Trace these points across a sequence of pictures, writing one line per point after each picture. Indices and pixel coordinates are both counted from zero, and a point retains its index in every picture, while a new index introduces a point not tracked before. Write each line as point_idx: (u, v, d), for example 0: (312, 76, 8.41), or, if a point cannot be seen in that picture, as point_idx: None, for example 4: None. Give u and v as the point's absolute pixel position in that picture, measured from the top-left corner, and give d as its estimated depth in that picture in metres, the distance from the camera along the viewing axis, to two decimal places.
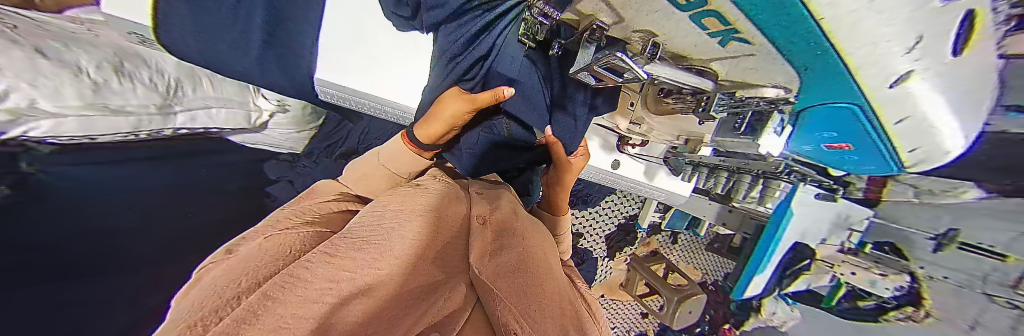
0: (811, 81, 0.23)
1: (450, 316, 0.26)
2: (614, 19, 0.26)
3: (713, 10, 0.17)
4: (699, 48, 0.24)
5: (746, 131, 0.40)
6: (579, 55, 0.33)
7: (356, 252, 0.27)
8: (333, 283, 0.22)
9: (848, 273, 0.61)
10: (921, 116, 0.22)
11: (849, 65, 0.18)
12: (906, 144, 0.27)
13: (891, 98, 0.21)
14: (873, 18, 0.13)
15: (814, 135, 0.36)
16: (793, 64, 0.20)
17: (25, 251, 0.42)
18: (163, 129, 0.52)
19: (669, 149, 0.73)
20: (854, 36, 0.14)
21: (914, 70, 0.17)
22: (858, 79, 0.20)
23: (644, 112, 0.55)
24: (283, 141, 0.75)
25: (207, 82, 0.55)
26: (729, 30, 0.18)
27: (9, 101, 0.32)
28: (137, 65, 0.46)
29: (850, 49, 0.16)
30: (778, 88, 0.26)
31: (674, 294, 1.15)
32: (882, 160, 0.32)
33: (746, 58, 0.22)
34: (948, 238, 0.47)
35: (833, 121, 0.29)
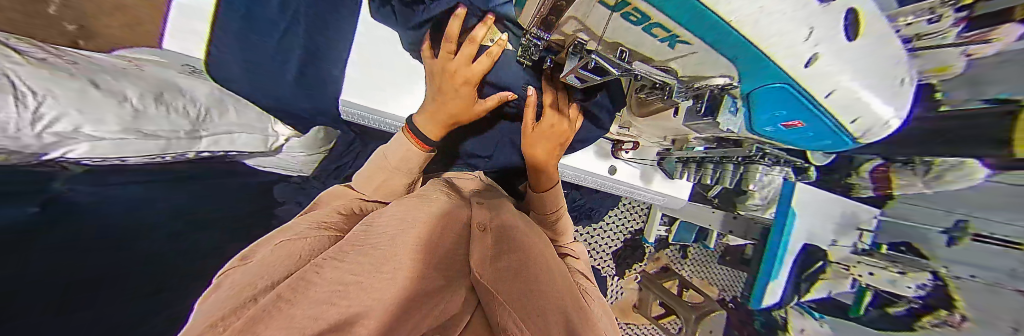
0: (745, 72, 0.25)
1: (450, 320, 0.27)
2: (589, 37, 0.31)
3: (655, 21, 0.21)
4: (655, 50, 0.28)
5: (705, 111, 0.39)
6: (567, 63, 0.37)
7: (362, 258, 0.29)
8: (343, 285, 0.23)
9: (866, 274, 0.60)
10: (846, 88, 0.22)
11: (763, 51, 0.19)
12: (845, 118, 0.26)
13: (811, 75, 0.21)
14: (768, 17, 0.16)
15: (765, 118, 0.33)
16: (726, 56, 0.22)
17: (82, 246, 0.36)
18: (187, 153, 0.52)
19: (660, 151, 0.76)
20: (761, 32, 0.17)
21: (818, 52, 0.19)
22: (777, 64, 0.20)
23: (631, 118, 0.61)
24: (295, 163, 0.76)
25: (232, 110, 0.59)
26: (672, 35, 0.23)
27: (60, 126, 0.35)
28: (174, 96, 0.50)
29: (763, 42, 0.18)
30: (725, 77, 0.28)
31: (691, 312, 1.09)
32: (838, 140, 0.31)
33: (691, 56, 0.26)
34: (959, 231, 0.50)
35: (776, 104, 0.28)
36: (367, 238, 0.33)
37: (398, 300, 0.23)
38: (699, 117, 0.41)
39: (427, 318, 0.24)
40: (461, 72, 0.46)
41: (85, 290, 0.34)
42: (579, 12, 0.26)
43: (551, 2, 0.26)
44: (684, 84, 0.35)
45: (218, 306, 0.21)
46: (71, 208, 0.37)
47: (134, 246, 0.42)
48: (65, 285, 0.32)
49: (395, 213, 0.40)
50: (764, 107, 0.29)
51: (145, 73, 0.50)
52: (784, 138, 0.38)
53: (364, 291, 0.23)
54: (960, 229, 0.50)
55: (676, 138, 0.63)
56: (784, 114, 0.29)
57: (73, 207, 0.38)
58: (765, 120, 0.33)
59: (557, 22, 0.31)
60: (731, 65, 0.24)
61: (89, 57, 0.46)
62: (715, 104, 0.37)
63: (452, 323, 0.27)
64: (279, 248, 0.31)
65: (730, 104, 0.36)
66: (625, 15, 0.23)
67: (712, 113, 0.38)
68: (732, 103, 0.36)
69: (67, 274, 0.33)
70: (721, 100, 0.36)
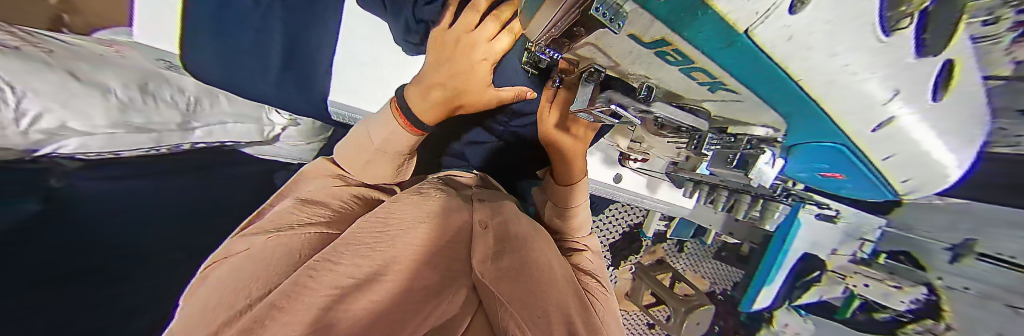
0: (793, 125, 0.22)
1: (449, 322, 0.28)
2: (610, 63, 0.27)
3: (698, 66, 0.18)
4: (690, 90, 0.25)
5: (737, 166, 0.32)
6: (579, 91, 0.34)
7: (360, 260, 0.28)
8: (337, 288, 0.24)
9: (861, 285, 0.61)
10: (912, 150, 0.21)
11: (829, 111, 0.17)
12: (898, 172, 0.25)
13: (879, 136, 0.20)
14: (850, 77, 0.13)
15: (799, 167, 0.32)
16: (778, 109, 0.20)
17: (83, 245, 0.36)
18: (182, 144, 0.52)
19: (669, 165, 0.71)
20: (835, 92, 0.14)
21: (894, 115, 0.17)
22: (841, 124, 0.18)
23: (644, 132, 0.56)
24: (293, 152, 0.75)
25: (224, 98, 0.58)
26: (715, 82, 0.19)
27: (44, 123, 0.34)
28: (160, 85, 0.49)
29: (833, 101, 0.15)
30: (766, 128, 0.26)
31: (681, 304, 1.13)
32: (877, 189, 0.30)
33: (737, 103, 0.23)
34: (966, 248, 0.48)
35: (820, 159, 0.27)
36: (370, 225, 0.33)
37: (389, 304, 0.25)
38: (729, 168, 0.34)
39: (427, 320, 0.26)
40: (478, 46, 0.39)
41: (92, 283, 0.35)
42: (601, 41, 0.23)
43: (566, 24, 0.23)
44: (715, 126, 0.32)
45: (203, 322, 0.21)
46: (75, 200, 0.38)
47: (133, 239, 0.42)
48: (70, 280, 0.33)
49: (394, 210, 0.37)
50: (805, 161, 0.29)
51: (126, 61, 0.47)
52: (814, 183, 0.36)
53: (363, 294, 0.24)
54: (966, 247, 0.48)
55: (689, 155, 0.56)
56: (827, 167, 0.28)
57: (77, 199, 0.38)
58: (799, 169, 0.32)
59: (568, 45, 0.29)
60: (782, 119, 0.22)
61: (70, 43, 0.43)
62: (748, 160, 0.30)
63: (454, 324, 0.28)
64: (268, 243, 0.30)
65: (769, 157, 0.28)
66: (661, 54, 0.19)
67: (743, 167, 0.31)
68: (769, 157, 0.28)
69: (71, 269, 0.34)
70: (756, 155, 0.29)
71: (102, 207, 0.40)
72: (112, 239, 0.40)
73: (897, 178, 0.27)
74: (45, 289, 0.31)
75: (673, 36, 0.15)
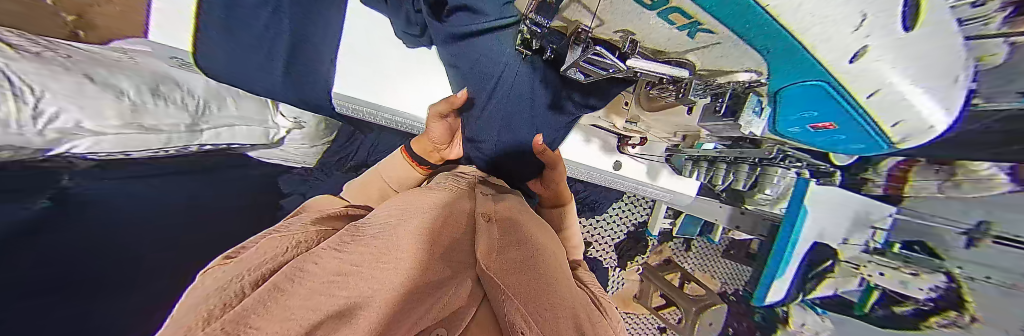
0: (775, 60, 0.23)
1: (456, 313, 0.23)
2: (595, 22, 0.30)
3: (674, 5, 0.20)
4: (673, 42, 0.27)
5: (725, 113, 0.38)
6: (568, 55, 0.37)
7: (356, 250, 0.26)
8: (339, 276, 0.22)
9: (876, 274, 0.59)
10: (894, 91, 0.20)
11: (801, 39, 0.17)
12: (885, 121, 0.24)
13: (854, 69, 0.19)
14: (811, 0, 0.14)
15: (792, 119, 0.32)
16: (753, 44, 0.21)
17: (91, 240, 0.37)
18: (189, 146, 0.54)
19: (669, 148, 0.73)
20: (801, 15, 0.15)
21: (867, 45, 0.16)
22: (816, 51, 0.19)
23: (638, 110, 0.59)
24: (297, 156, 0.77)
25: (231, 101, 0.60)
26: (693, 23, 0.21)
27: (59, 122, 0.35)
28: (170, 88, 0.50)
29: (803, 25, 0.16)
30: (750, 73, 0.28)
31: (692, 304, 1.10)
32: (871, 141, 0.29)
33: (713, 48, 0.25)
34: (981, 232, 0.47)
35: (810, 101, 0.27)
36: (364, 228, 0.32)
37: (396, 292, 0.21)
38: (719, 118, 0.40)
39: (431, 311, 0.21)
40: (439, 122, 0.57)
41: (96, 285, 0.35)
42: None
43: None
44: (701, 79, 0.34)
45: (204, 288, 0.20)
46: (77, 204, 0.38)
47: (142, 234, 0.43)
48: (79, 281, 0.33)
49: (395, 206, 0.36)
50: (796, 108, 0.29)
51: (139, 65, 0.50)
52: (811, 143, 0.38)
53: (363, 281, 0.21)
54: (982, 230, 0.47)
55: (686, 134, 0.61)
56: (817, 114, 0.28)
57: (80, 204, 0.38)
58: (791, 122, 0.33)
59: (556, 6, 0.31)
60: (758, 54, 0.23)
61: (88, 50, 0.46)
62: (735, 108, 0.37)
63: (454, 320, 0.22)
64: (274, 237, 0.29)
65: (755, 105, 0.34)
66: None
67: (731, 115, 0.37)
68: (756, 105, 0.34)
69: (75, 272, 0.34)
70: (745, 100, 0.35)
71: (107, 207, 0.41)
72: (121, 233, 0.40)
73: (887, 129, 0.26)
74: (49, 290, 0.30)
75: None
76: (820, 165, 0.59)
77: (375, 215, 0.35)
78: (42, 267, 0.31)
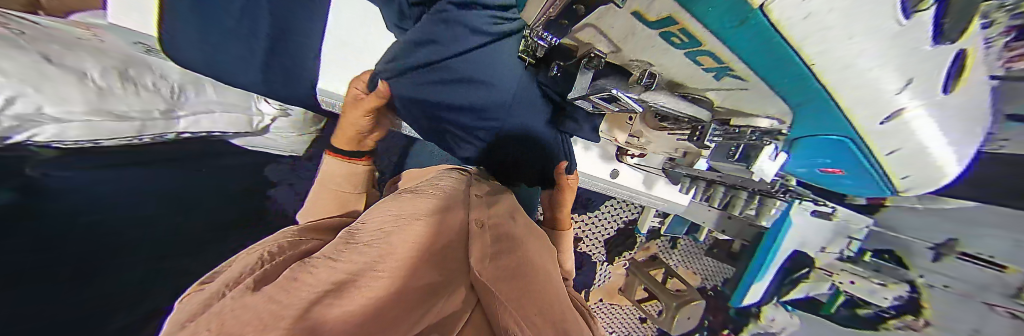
0: (802, 117, 0.26)
1: (449, 318, 0.22)
2: (611, 49, 0.28)
3: (707, 49, 0.20)
4: (695, 79, 0.27)
5: (739, 156, 0.35)
6: (577, 78, 0.33)
7: (356, 255, 0.25)
8: (333, 284, 0.20)
9: (847, 282, 0.69)
10: (915, 148, 0.25)
11: (841, 98, 0.19)
12: (895, 164, 0.29)
13: (885, 129, 0.23)
14: (864, 61, 0.15)
15: (806, 162, 0.36)
16: (785, 98, 0.23)
17: (50, 240, 0.34)
18: (167, 134, 0.51)
19: (667, 160, 0.72)
20: (844, 77, 0.17)
21: (905, 106, 0.20)
22: (851, 113, 0.22)
23: (642, 127, 0.56)
24: (286, 146, 0.73)
25: (210, 88, 0.58)
26: (723, 68, 0.22)
27: (16, 107, 0.31)
28: (140, 71, 0.47)
29: (843, 88, 0.18)
30: (772, 119, 0.28)
31: (673, 300, 1.15)
32: (877, 185, 0.35)
33: (739, 92, 0.26)
34: (947, 249, 0.58)
35: (827, 153, 0.31)
36: (358, 235, 0.30)
37: (384, 299, 0.19)
38: (729, 161, 0.37)
39: (424, 317, 0.20)
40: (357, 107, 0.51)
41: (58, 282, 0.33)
42: (601, 21, 0.24)
43: (566, 5, 0.23)
44: (718, 121, 0.34)
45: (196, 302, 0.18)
46: (41, 195, 0.35)
47: (100, 234, 0.39)
48: (39, 278, 0.31)
49: (389, 210, 0.35)
50: (809, 157, 0.34)
51: (106, 45, 0.46)
52: (812, 178, 0.42)
53: (359, 288, 0.20)
54: (947, 247, 0.58)
55: (687, 150, 0.59)
56: (830, 162, 0.33)
57: (43, 194, 0.35)
58: (803, 165, 0.37)
59: (568, 28, 0.27)
60: (785, 103, 0.24)
61: (44, 26, 0.41)
62: (749, 153, 0.33)
63: (447, 323, 0.21)
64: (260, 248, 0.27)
65: (773, 150, 0.32)
66: (668, 36, 0.21)
67: (745, 159, 0.34)
68: (773, 150, 0.32)
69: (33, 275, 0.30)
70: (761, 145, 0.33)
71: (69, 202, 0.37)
72: (81, 230, 0.37)
73: (893, 171, 0.30)
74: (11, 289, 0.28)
75: (684, 16, 0.16)
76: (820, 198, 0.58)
77: (368, 219, 0.34)
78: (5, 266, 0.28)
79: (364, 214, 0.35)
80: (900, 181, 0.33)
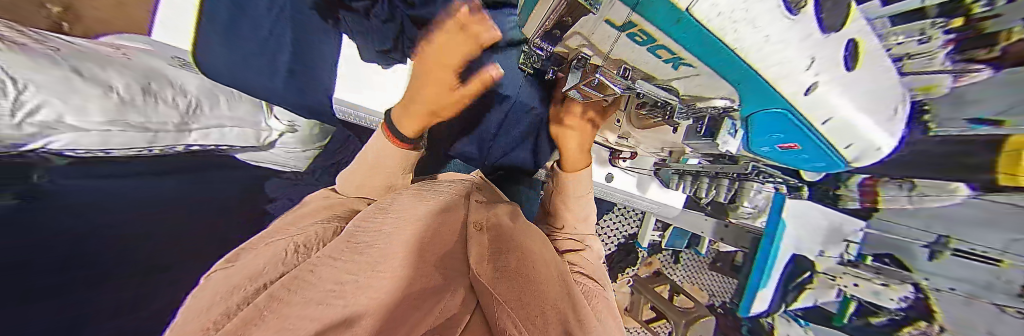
0: (747, 98, 0.28)
1: (453, 318, 0.23)
2: (591, 51, 0.34)
3: (660, 43, 0.24)
4: (658, 70, 0.31)
5: (706, 133, 0.42)
6: (569, 77, 0.41)
7: (358, 256, 0.27)
8: (338, 284, 0.22)
9: (852, 285, 0.63)
10: (841, 119, 0.26)
11: (766, 78, 0.21)
12: (837, 137, 0.29)
13: (810, 107, 0.24)
14: (769, 46, 0.18)
15: (764, 140, 0.36)
16: (728, 79, 0.25)
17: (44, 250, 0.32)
18: (176, 146, 0.52)
19: (658, 161, 0.76)
20: (762, 61, 0.19)
21: (817, 82, 0.21)
22: (782, 91, 0.23)
23: (630, 128, 0.60)
24: (287, 159, 0.74)
25: (224, 101, 0.57)
26: (676, 57, 0.25)
27: (39, 116, 0.33)
28: (163, 86, 0.48)
29: (766, 69, 0.20)
30: (725, 99, 0.32)
31: (681, 317, 1.09)
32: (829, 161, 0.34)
33: (695, 78, 0.29)
34: (941, 245, 0.52)
35: (773, 126, 0.31)
36: (360, 235, 0.31)
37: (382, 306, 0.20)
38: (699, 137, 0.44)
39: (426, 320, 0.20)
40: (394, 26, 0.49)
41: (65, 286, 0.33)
42: (585, 29, 0.29)
43: (556, 17, 0.29)
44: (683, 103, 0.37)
45: (202, 305, 0.20)
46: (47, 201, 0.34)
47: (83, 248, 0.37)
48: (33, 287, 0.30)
49: (388, 211, 0.36)
50: (764, 134, 0.34)
51: (132, 62, 0.46)
52: (779, 159, 0.43)
53: (362, 289, 0.22)
54: (941, 244, 0.52)
55: (673, 150, 0.64)
56: (782, 135, 0.32)
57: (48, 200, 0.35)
58: (763, 143, 0.37)
59: (559, 36, 0.34)
60: (732, 87, 0.27)
61: (77, 45, 0.42)
62: (713, 130, 0.40)
63: (453, 325, 0.22)
64: (271, 248, 0.30)
65: (730, 128, 0.38)
66: (632, 35, 0.25)
67: (710, 135, 0.41)
68: (730, 127, 0.38)
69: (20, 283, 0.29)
70: (721, 122, 0.38)
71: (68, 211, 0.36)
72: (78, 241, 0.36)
73: (839, 144, 0.30)
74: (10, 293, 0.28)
75: (636, 18, 0.20)
76: (793, 182, 0.61)
77: (363, 223, 0.34)
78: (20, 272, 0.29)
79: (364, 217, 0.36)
80: (850, 156, 0.32)
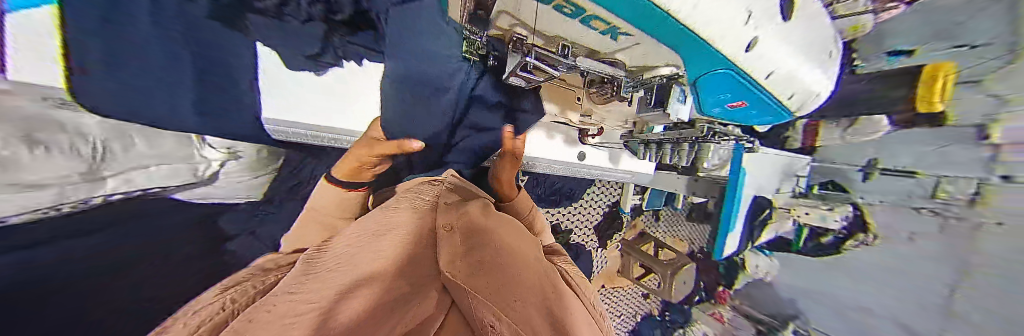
0: (690, 64, 0.29)
1: (428, 318, 0.20)
2: (530, 32, 0.33)
3: (593, 14, 0.24)
4: (601, 44, 0.32)
5: (656, 103, 0.44)
6: (510, 61, 0.38)
7: (319, 278, 0.23)
8: (297, 298, 0.18)
9: (806, 213, 0.72)
10: (780, 72, 0.27)
11: (707, 41, 0.21)
12: (780, 90, 0.30)
13: (755, 62, 0.25)
14: (705, 1, 0.17)
15: (710, 102, 0.36)
16: (666, 44, 0.25)
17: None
18: (94, 198, 0.44)
19: (623, 133, 0.78)
20: (699, 20, 0.19)
21: (755, 36, 0.22)
22: (727, 52, 0.23)
23: (592, 104, 0.61)
24: (233, 191, 0.67)
25: (141, 139, 0.49)
26: (612, 27, 0.26)
27: None
28: (58, 131, 0.38)
29: (703, 30, 0.20)
30: (671, 66, 0.34)
31: (667, 268, 1.19)
32: (773, 112, 0.36)
33: (635, 46, 0.31)
34: (871, 167, 0.77)
35: (721, 88, 0.31)
36: (321, 257, 0.28)
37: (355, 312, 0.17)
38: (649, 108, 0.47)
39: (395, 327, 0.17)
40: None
41: None
42: (512, 8, 0.28)
43: None
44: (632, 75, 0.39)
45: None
46: None
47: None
48: None
49: (355, 231, 0.33)
50: (711, 95, 0.34)
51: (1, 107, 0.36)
52: (729, 118, 0.44)
53: (328, 302, 0.19)
54: (873, 166, 0.77)
55: (636, 121, 0.65)
56: (729, 95, 0.33)
57: None
58: (713, 105, 0.38)
59: (489, 16, 0.33)
60: (673, 52, 0.28)
61: None
62: (663, 99, 0.43)
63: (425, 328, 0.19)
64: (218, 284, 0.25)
65: (678, 95, 0.41)
66: (561, 9, 0.25)
67: (660, 105, 0.43)
68: (678, 93, 0.41)
69: None
70: (671, 91, 0.41)
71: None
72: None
73: (783, 97, 0.31)
74: None
75: None
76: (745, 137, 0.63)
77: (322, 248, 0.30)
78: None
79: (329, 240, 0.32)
80: (793, 107, 0.34)
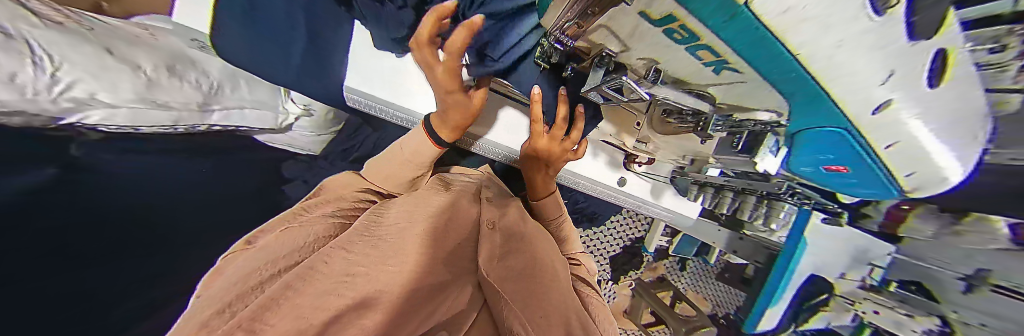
0: (796, 106, 0.26)
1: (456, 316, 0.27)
2: (620, 47, 0.32)
3: (704, 43, 0.22)
4: (696, 74, 0.29)
5: (743, 148, 0.42)
6: (591, 74, 0.42)
7: (369, 251, 0.28)
8: (349, 276, 0.25)
9: (871, 312, 0.52)
10: (910, 144, 0.24)
11: (822, 84, 0.20)
12: (899, 160, 0.27)
13: (873, 122, 0.23)
14: (838, 53, 0.16)
15: (809, 157, 0.34)
16: (778, 86, 0.24)
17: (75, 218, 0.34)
18: (200, 125, 0.53)
19: (675, 168, 0.74)
20: (824, 64, 0.18)
21: (890, 99, 0.20)
22: (847, 103, 0.21)
23: (649, 131, 0.61)
24: (305, 143, 0.77)
25: (244, 84, 0.60)
26: (719, 60, 0.24)
27: (76, 91, 0.33)
28: (186, 67, 0.50)
29: (825, 74, 0.19)
30: (771, 112, 0.31)
31: (682, 325, 1.11)
32: (883, 185, 0.32)
33: (737, 85, 0.28)
34: (978, 280, 0.40)
35: (823, 145, 0.30)
36: (379, 222, 0.32)
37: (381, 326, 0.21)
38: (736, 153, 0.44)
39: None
40: None
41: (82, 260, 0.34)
42: (614, 22, 0.28)
43: (583, 7, 0.28)
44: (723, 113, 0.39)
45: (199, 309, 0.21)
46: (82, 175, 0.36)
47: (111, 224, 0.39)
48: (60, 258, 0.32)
49: (406, 203, 0.36)
50: (812, 150, 0.33)
51: (158, 42, 0.48)
52: (821, 181, 0.40)
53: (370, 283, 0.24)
54: (979, 278, 0.40)
55: (695, 159, 0.61)
56: (832, 157, 0.31)
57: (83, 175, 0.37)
58: (807, 161, 0.36)
59: (581, 29, 0.33)
60: (781, 96, 0.26)
61: (106, 23, 0.44)
62: (753, 144, 0.40)
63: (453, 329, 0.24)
64: (282, 235, 0.33)
65: (773, 144, 0.37)
66: (670, 32, 0.23)
67: (748, 151, 0.41)
68: (773, 143, 0.37)
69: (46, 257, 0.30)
70: (763, 137, 0.38)
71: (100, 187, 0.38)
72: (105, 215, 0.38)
73: (897, 170, 0.28)
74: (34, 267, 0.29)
75: (682, 11, 0.19)
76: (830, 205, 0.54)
77: (379, 213, 0.35)
78: (61, 241, 0.32)
79: (390, 205, 0.36)
80: (907, 184, 0.30)
